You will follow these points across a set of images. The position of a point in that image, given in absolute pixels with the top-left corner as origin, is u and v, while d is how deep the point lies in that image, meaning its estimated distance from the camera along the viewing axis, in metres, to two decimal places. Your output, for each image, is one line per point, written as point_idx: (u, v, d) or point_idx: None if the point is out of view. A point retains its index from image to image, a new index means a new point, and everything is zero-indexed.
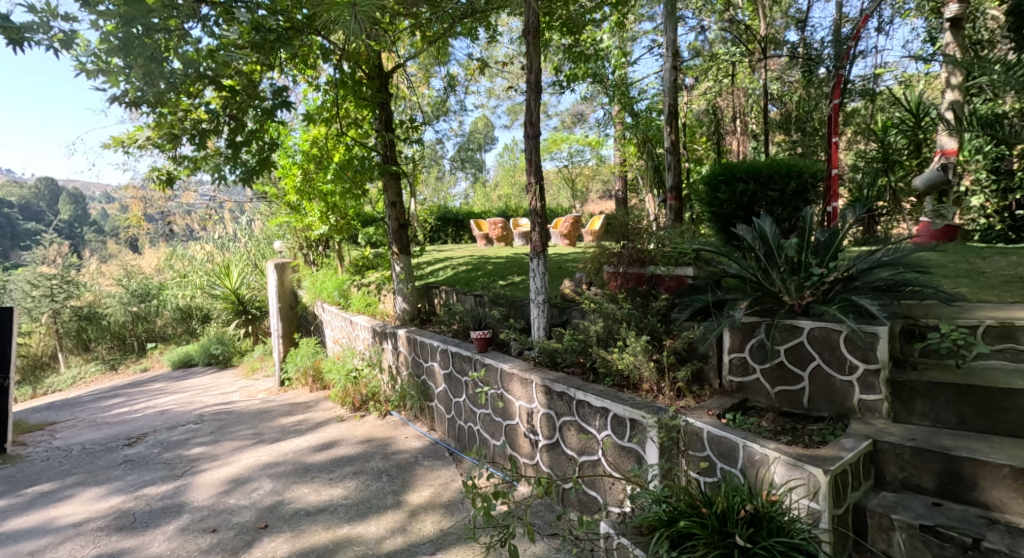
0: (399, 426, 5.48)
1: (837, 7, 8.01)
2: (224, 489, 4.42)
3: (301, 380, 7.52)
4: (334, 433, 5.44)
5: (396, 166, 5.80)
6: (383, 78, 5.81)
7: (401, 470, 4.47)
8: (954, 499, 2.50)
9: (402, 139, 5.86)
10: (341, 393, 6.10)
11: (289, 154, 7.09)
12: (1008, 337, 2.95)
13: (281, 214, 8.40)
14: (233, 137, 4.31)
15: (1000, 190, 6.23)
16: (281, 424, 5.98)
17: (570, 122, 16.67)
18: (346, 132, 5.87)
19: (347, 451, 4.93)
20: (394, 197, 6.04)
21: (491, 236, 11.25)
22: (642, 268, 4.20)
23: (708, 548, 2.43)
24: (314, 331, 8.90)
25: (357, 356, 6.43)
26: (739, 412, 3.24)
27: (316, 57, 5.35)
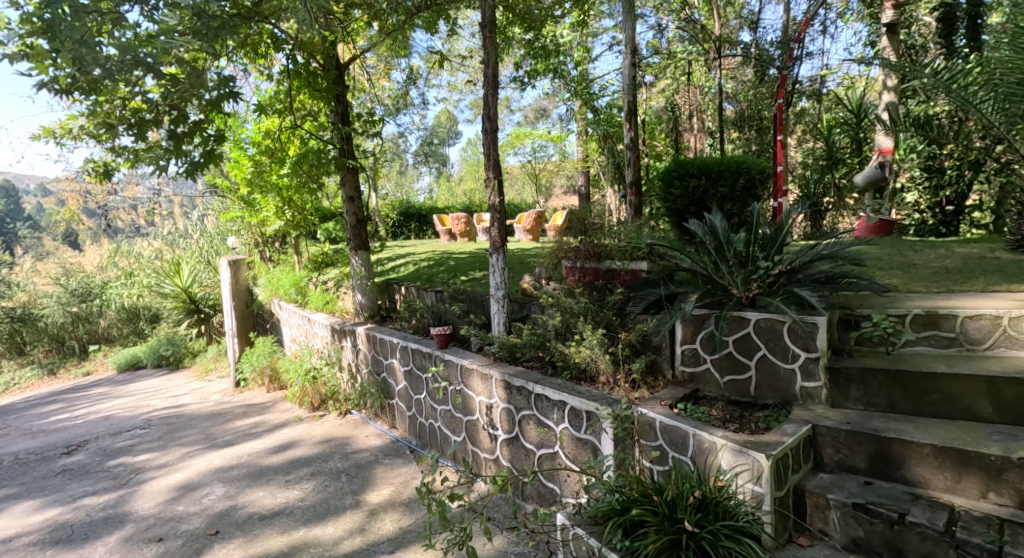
0: (360, 425, 5.43)
1: (786, 9, 8.30)
2: (172, 496, 4.29)
3: (257, 380, 7.33)
4: (291, 434, 5.34)
5: (354, 159, 5.70)
6: (340, 70, 5.70)
7: (360, 470, 4.44)
8: (883, 478, 2.66)
9: (360, 133, 5.78)
10: (299, 393, 5.96)
11: (241, 147, 6.90)
12: (932, 324, 3.14)
13: (234, 209, 8.16)
14: (175, 128, 4.15)
15: (932, 188, 6.60)
16: (236, 427, 5.83)
17: (533, 118, 16.75)
18: (301, 124, 5.74)
19: (304, 452, 4.85)
20: (351, 191, 5.93)
21: (454, 232, 11.20)
22: (599, 263, 4.25)
23: (659, 535, 2.52)
24: (270, 329, 8.69)
25: (315, 355, 6.30)
26: (690, 401, 3.35)
27: (268, 46, 5.21)
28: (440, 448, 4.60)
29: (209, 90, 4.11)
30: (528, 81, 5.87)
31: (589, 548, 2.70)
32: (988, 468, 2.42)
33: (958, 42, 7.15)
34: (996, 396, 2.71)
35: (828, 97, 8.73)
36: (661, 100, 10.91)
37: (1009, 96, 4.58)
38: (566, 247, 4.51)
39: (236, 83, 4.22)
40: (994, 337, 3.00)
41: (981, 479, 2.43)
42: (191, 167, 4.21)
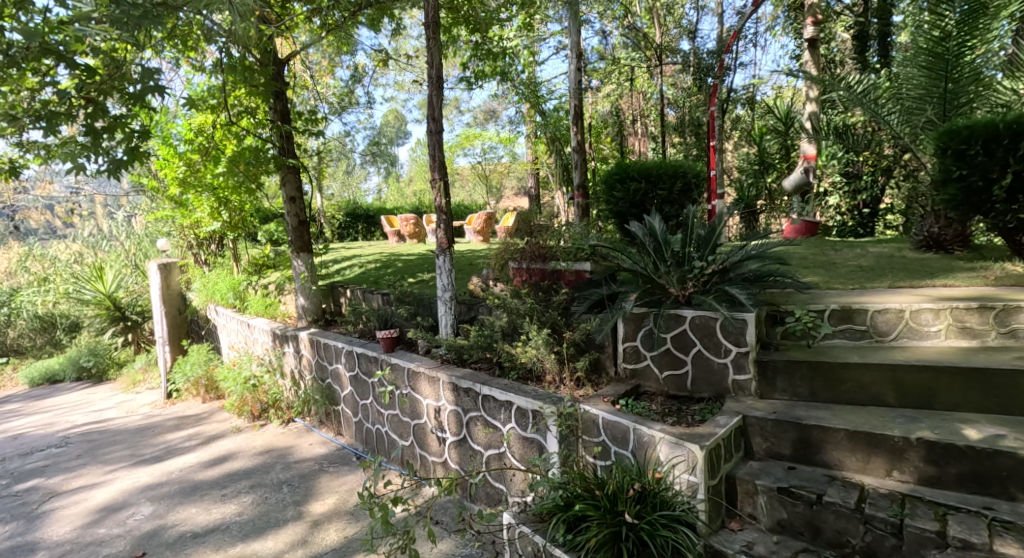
0: (303, 433, 5.31)
1: (720, 20, 8.70)
2: (92, 519, 4.07)
3: (191, 390, 7.00)
4: (228, 446, 5.16)
5: (294, 159, 5.54)
6: (279, 66, 5.54)
7: (303, 480, 4.35)
8: (805, 462, 2.84)
9: (300, 131, 5.65)
10: (238, 402, 5.77)
11: (170, 144, 6.59)
12: (847, 319, 3.37)
13: (163, 209, 7.76)
14: (91, 122, 3.90)
15: (851, 192, 7.11)
16: (166, 441, 5.58)
17: (482, 119, 16.77)
18: (237, 121, 5.54)
19: (242, 465, 4.69)
20: (292, 191, 5.75)
21: (403, 233, 11.07)
22: (544, 263, 4.33)
23: (600, 528, 2.60)
24: (205, 336, 8.33)
25: (255, 361, 6.08)
26: (631, 397, 3.46)
27: (200, 38, 5.01)
28: (388, 454, 4.55)
29: (133, 83, 3.89)
30: (474, 83, 5.87)
31: (534, 545, 2.76)
32: (893, 449, 2.63)
33: (871, 59, 7.76)
34: (900, 383, 2.95)
35: (760, 106, 9.21)
36: (608, 105, 11.18)
37: (911, 110, 5.17)
38: (512, 248, 4.56)
39: (161, 75, 4.01)
40: (898, 329, 3.27)
41: (888, 459, 2.65)
42: (113, 165, 3.97)
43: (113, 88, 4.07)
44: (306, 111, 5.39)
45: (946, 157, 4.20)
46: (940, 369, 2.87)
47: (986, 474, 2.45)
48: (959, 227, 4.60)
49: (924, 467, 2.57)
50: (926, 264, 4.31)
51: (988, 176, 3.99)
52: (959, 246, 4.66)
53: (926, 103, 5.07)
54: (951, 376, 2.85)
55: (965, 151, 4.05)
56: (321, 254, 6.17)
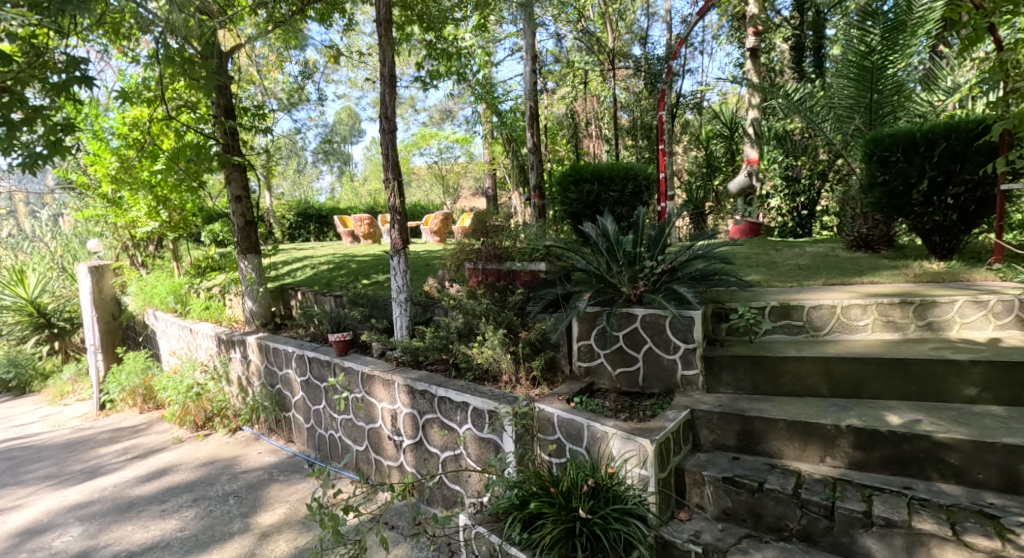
0: (251, 441, 5.16)
1: (669, 27, 8.97)
2: (14, 544, 3.87)
3: (128, 400, 6.67)
4: (168, 458, 4.95)
5: (240, 156, 5.37)
6: (223, 60, 5.35)
7: (251, 490, 4.23)
8: (749, 452, 2.99)
9: (245, 128, 5.48)
10: (180, 412, 5.56)
11: (102, 140, 6.27)
12: (785, 315, 3.55)
13: (95, 208, 7.36)
14: (8, 114, 3.59)
15: (791, 194, 7.39)
16: (99, 456, 5.32)
17: (438, 119, 16.67)
18: (176, 115, 5.32)
19: (183, 478, 4.52)
20: (238, 189, 5.57)
21: (357, 233, 10.89)
22: (500, 264, 4.37)
23: (556, 525, 2.65)
24: (143, 343, 7.96)
25: (197, 368, 5.85)
26: (585, 394, 3.54)
27: (133, 27, 4.79)
28: (342, 459, 4.48)
29: (56, 72, 3.69)
30: (429, 82, 5.84)
31: (490, 545, 2.79)
32: (826, 436, 2.80)
33: (807, 68, 8.17)
34: (832, 374, 3.14)
35: (708, 111, 9.56)
36: (562, 107, 11.32)
37: (842, 116, 5.48)
38: (468, 248, 4.56)
39: (88, 65, 3.82)
40: (831, 323, 3.48)
41: (823, 446, 2.81)
42: (29, 159, 3.69)
43: (33, 77, 3.77)
44: (252, 107, 5.25)
45: (872, 164, 4.48)
46: (868, 360, 3.07)
47: (906, 457, 2.64)
48: (885, 228, 4.92)
49: (853, 452, 2.75)
50: (855, 262, 4.59)
51: (908, 181, 4.29)
52: (885, 245, 4.98)
53: (855, 112, 5.40)
54: (877, 367, 3.06)
55: (888, 158, 4.34)
56: (270, 255, 5.99)
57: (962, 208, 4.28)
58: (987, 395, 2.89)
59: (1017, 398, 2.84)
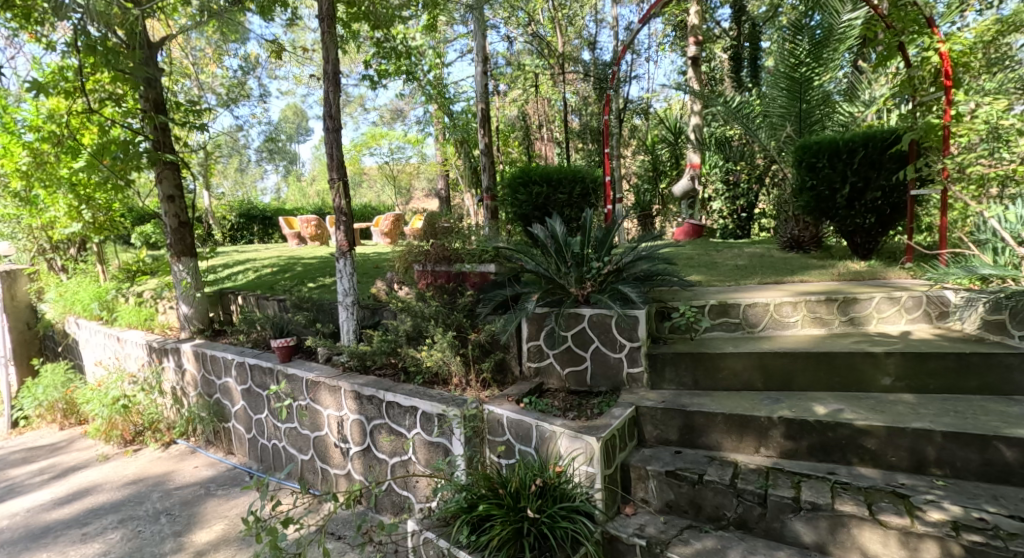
0: (187, 455, 4.93)
1: (617, 33, 9.17)
2: None
3: (46, 416, 6.27)
4: (91, 478, 4.66)
5: (172, 154, 5.14)
6: (153, 50, 5.09)
7: (185, 506, 4.03)
8: (690, 445, 3.09)
9: (178, 124, 5.16)
10: (104, 427, 5.20)
11: (16, 134, 5.85)
12: (723, 312, 3.70)
13: (8, 207, 6.84)
14: None
15: (731, 197, 7.84)
16: (11, 478, 4.97)
17: (389, 118, 16.39)
18: (99, 108, 5.02)
19: (107, 498, 4.26)
20: (171, 189, 5.31)
21: (303, 235, 10.57)
22: (449, 266, 4.35)
23: (504, 526, 2.66)
24: (62, 353, 7.47)
25: (125, 379, 5.44)
26: (535, 395, 3.57)
27: (49, 14, 4.48)
28: (285, 469, 4.35)
29: None
30: (378, 81, 5.68)
31: (438, 549, 2.76)
32: (760, 428, 2.94)
33: (744, 79, 8.55)
34: (765, 368, 3.29)
35: (654, 116, 9.83)
36: (514, 109, 11.39)
37: (775, 124, 5.79)
38: (416, 248, 4.47)
39: None
40: (765, 320, 3.65)
41: (756, 437, 2.95)
42: None
43: None
44: (185, 101, 5.01)
45: (801, 169, 4.73)
46: (798, 354, 3.24)
47: (830, 444, 2.81)
48: (815, 230, 5.21)
49: (784, 442, 2.90)
50: (787, 262, 4.83)
51: (832, 186, 4.56)
52: (814, 246, 5.27)
53: (786, 121, 5.70)
54: (805, 361, 3.23)
55: (815, 164, 4.61)
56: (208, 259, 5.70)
57: (879, 211, 4.58)
58: (901, 384, 3.10)
59: (926, 386, 3.07)
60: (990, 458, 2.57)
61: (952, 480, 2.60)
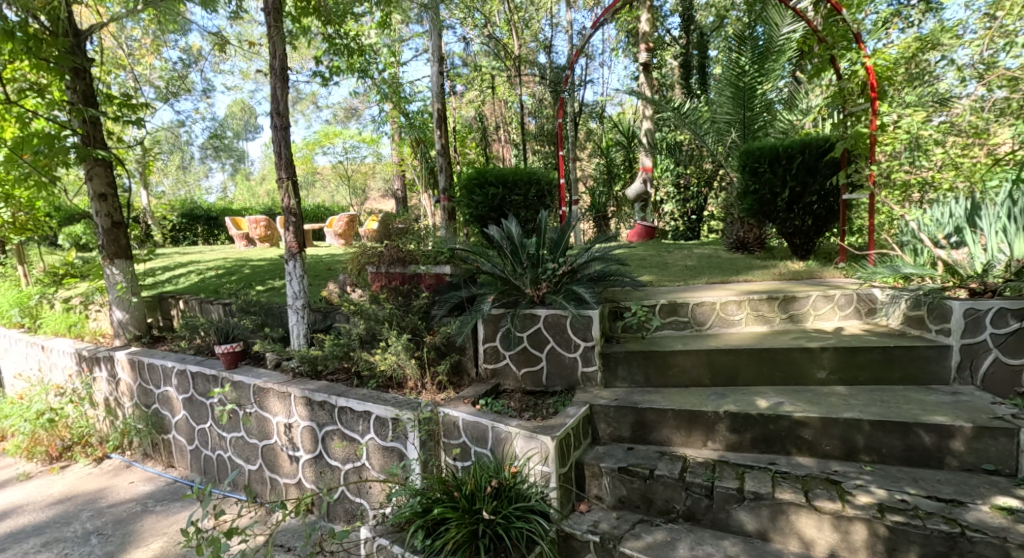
0: (122, 470, 4.69)
1: (572, 38, 9.30)
2: None
3: None
4: (12, 499, 4.36)
5: (103, 150, 4.87)
6: (80, 38, 4.82)
7: (119, 525, 3.83)
8: (642, 442, 3.17)
9: (109, 118, 4.91)
10: (26, 444, 4.83)
11: None
12: (673, 312, 3.81)
13: None
14: None
15: (681, 200, 8.07)
16: None
17: (343, 117, 16.07)
18: (20, 99, 4.71)
19: (31, 520, 4.00)
20: (102, 187, 5.04)
21: (251, 236, 10.25)
22: (404, 268, 4.25)
23: (458, 529, 2.65)
24: None
25: (51, 392, 5.21)
26: (491, 396, 3.58)
27: None
28: (232, 481, 4.20)
29: None
30: (329, 78, 5.53)
31: (392, 556, 2.73)
32: (707, 422, 3.04)
33: (694, 86, 8.82)
34: (712, 364, 3.41)
35: (608, 120, 10.02)
36: (471, 110, 11.38)
37: (723, 129, 6.00)
38: (370, 251, 4.35)
39: None
40: (712, 318, 3.78)
41: (704, 431, 3.06)
42: None
43: None
44: (118, 94, 4.77)
45: (744, 173, 4.91)
46: (741, 351, 3.37)
47: (771, 436, 2.94)
48: (758, 231, 5.44)
49: (729, 436, 3.01)
50: (733, 263, 5.02)
51: (773, 190, 4.77)
52: (758, 247, 5.50)
53: (731, 127, 5.94)
54: (749, 357, 3.36)
55: (757, 168, 4.79)
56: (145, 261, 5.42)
57: (815, 214, 4.83)
58: (834, 377, 3.27)
59: (857, 378, 3.25)
60: (912, 443, 2.75)
61: (879, 466, 2.77)
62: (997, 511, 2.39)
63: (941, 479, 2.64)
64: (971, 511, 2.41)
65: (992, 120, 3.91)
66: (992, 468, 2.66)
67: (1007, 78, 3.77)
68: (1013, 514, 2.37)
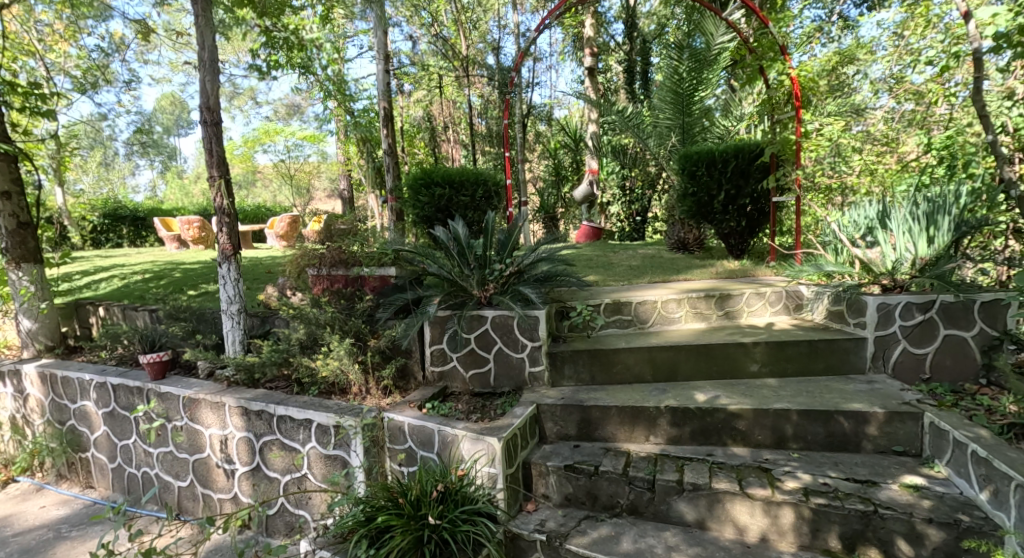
0: (31, 494, 4.33)
1: (519, 40, 9.37)
2: None
3: None
4: None
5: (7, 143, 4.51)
6: None
7: (28, 553, 3.51)
8: (588, 439, 3.22)
9: (15, 109, 4.55)
10: None
11: None
12: (617, 310, 3.88)
13: None
14: None
15: (627, 201, 8.26)
16: None
17: (285, 115, 15.55)
18: None
19: None
20: (5, 184, 4.66)
21: (184, 238, 9.76)
22: (347, 269, 4.10)
23: (404, 536, 2.60)
24: None
25: None
26: (438, 399, 3.54)
27: None
28: (161, 499, 3.98)
29: None
30: (267, 73, 5.33)
31: None
32: (649, 417, 3.12)
33: (637, 91, 9.07)
34: (654, 361, 3.49)
35: (556, 122, 10.13)
36: (419, 110, 11.25)
37: (665, 133, 6.19)
38: (310, 253, 4.19)
39: None
40: (653, 316, 3.89)
41: (646, 426, 3.13)
42: None
43: None
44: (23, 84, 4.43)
45: (683, 177, 5.09)
46: (680, 347, 3.47)
47: (709, 428, 3.04)
48: (697, 232, 5.63)
49: (670, 429, 3.10)
50: (674, 263, 5.16)
51: (710, 193, 4.96)
52: (698, 247, 5.70)
53: (672, 132, 6.16)
54: (688, 352, 3.47)
55: (695, 172, 4.97)
56: (57, 266, 5.05)
57: (749, 216, 5.05)
58: (766, 369, 3.42)
59: (785, 370, 3.41)
60: (834, 430, 2.91)
61: (805, 452, 2.92)
62: (905, 489, 2.57)
63: (859, 463, 2.80)
64: (883, 490, 2.58)
65: (901, 130, 4.31)
66: (901, 449, 2.86)
67: (913, 93, 4.12)
68: (918, 491, 2.56)
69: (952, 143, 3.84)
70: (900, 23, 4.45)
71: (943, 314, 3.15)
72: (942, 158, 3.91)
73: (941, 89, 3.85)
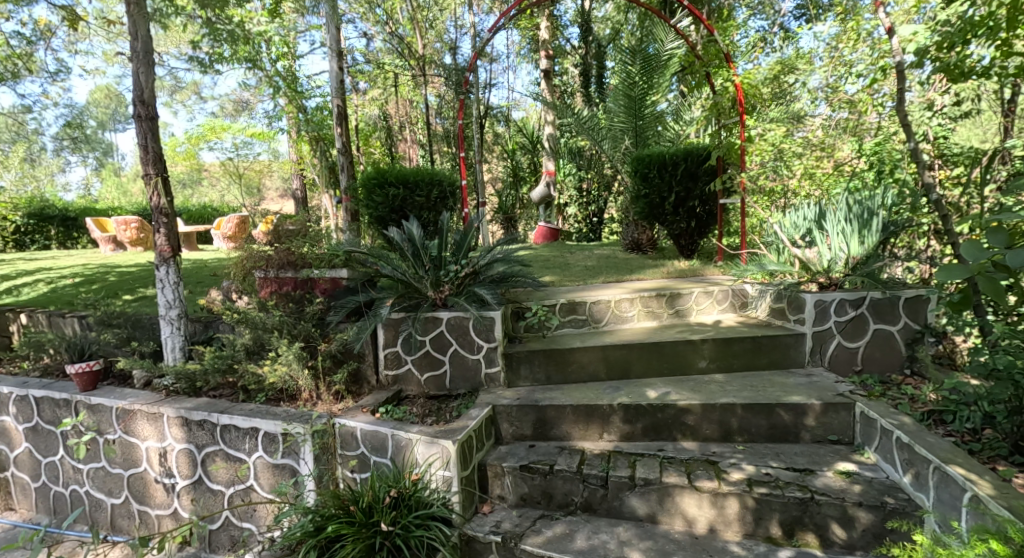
0: None
1: (475, 40, 9.33)
2: None
3: None
4: None
5: None
6: None
7: None
8: (544, 438, 3.22)
9: None
10: None
11: None
12: (572, 310, 3.90)
13: None
14: None
15: (584, 202, 8.36)
16: None
17: (233, 111, 15.00)
18: None
19: None
20: None
21: (121, 240, 9.28)
22: (296, 272, 3.94)
23: (355, 544, 2.53)
24: None
25: None
26: (392, 403, 3.48)
27: None
28: (92, 518, 3.77)
29: None
30: (210, 66, 5.11)
31: None
32: (602, 415, 3.15)
33: (593, 94, 9.19)
34: (608, 360, 3.53)
35: (513, 123, 10.14)
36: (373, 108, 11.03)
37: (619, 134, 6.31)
38: (256, 254, 3.97)
39: None
40: (607, 315, 3.93)
41: (600, 424, 3.16)
42: None
43: None
44: None
45: (636, 179, 5.20)
46: (632, 345, 3.53)
47: (660, 424, 3.09)
48: (650, 233, 5.75)
49: (622, 426, 3.13)
50: (628, 263, 5.25)
51: (662, 194, 5.08)
52: (651, 248, 5.81)
53: (625, 134, 6.29)
54: (640, 351, 3.52)
55: (647, 174, 5.09)
56: None
57: (698, 217, 5.19)
58: (714, 366, 3.51)
59: (732, 366, 3.51)
60: (776, 422, 3.01)
61: (750, 444, 3.01)
62: (839, 475, 2.69)
63: (799, 453, 2.91)
64: (819, 477, 2.68)
65: (835, 136, 4.35)
66: (836, 438, 2.98)
67: (846, 102, 4.25)
68: (851, 477, 2.67)
69: (881, 150, 4.03)
70: (835, 36, 4.68)
71: (873, 310, 3.33)
72: (872, 163, 4.10)
73: (870, 99, 4.06)
